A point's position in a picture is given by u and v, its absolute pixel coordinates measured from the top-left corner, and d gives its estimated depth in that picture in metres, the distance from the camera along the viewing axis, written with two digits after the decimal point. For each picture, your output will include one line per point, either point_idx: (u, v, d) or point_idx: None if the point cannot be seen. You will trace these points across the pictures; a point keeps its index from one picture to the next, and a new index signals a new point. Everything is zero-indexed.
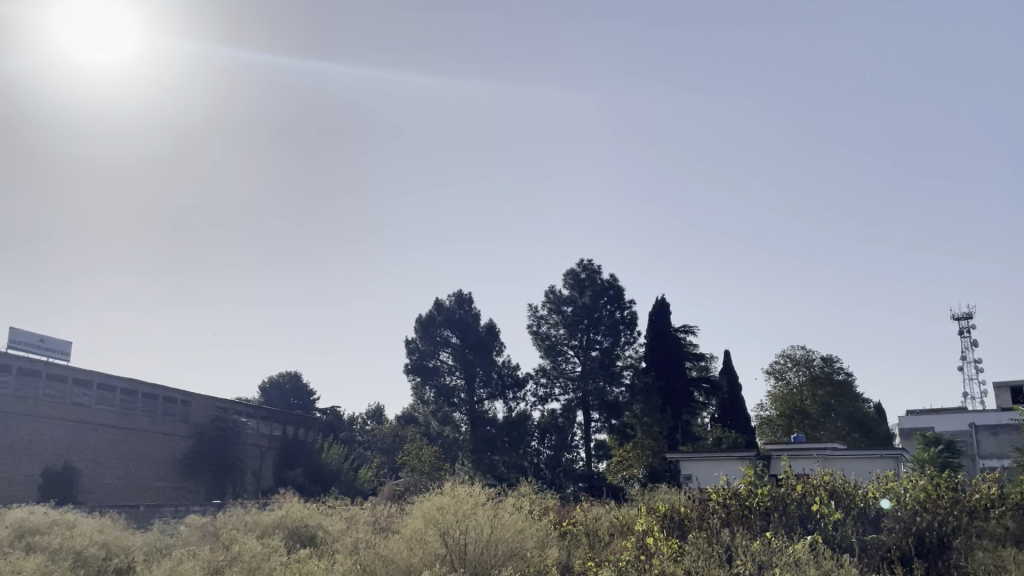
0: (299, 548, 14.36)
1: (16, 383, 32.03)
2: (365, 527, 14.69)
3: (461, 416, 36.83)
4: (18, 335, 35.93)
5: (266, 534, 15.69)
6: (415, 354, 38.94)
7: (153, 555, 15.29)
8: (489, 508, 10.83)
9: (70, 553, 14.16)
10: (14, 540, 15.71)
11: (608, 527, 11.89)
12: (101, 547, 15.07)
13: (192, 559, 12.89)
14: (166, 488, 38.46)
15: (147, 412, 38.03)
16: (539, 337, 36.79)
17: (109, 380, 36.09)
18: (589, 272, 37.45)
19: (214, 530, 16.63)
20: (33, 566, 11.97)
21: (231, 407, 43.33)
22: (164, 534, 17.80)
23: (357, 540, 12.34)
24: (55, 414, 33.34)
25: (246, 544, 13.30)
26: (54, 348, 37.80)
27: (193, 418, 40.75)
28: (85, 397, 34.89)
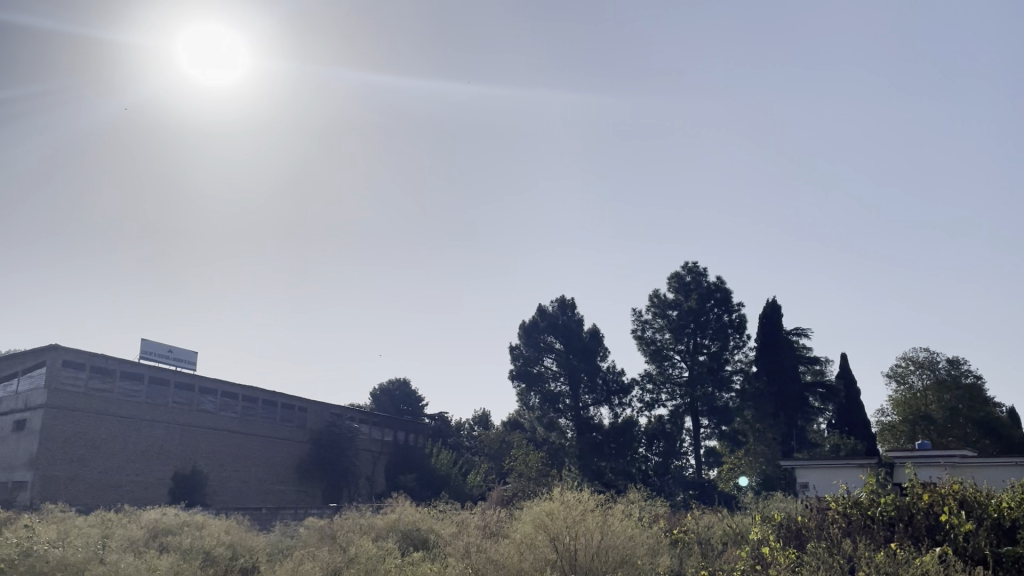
0: (412, 551, 14.72)
1: (148, 391, 34.07)
2: (476, 531, 14.90)
3: (567, 422, 36.97)
4: (149, 345, 38.24)
5: (380, 537, 16.15)
6: (520, 360, 39.34)
7: (275, 555, 16.00)
8: (598, 514, 10.79)
9: (200, 553, 14.99)
10: (149, 540, 16.72)
11: (721, 536, 11.66)
12: (228, 548, 15.87)
13: (311, 560, 13.41)
14: (286, 491, 40.11)
15: (267, 419, 39.80)
16: (644, 341, 36.41)
17: (231, 388, 37.97)
18: (694, 275, 36.78)
19: (332, 532, 17.24)
20: (166, 565, 12.73)
21: (344, 413, 44.82)
22: (285, 535, 18.56)
23: (469, 544, 12.53)
24: (184, 420, 35.29)
25: (362, 547, 13.73)
26: (182, 358, 40.06)
27: (309, 424, 42.38)
28: (210, 404, 36.84)
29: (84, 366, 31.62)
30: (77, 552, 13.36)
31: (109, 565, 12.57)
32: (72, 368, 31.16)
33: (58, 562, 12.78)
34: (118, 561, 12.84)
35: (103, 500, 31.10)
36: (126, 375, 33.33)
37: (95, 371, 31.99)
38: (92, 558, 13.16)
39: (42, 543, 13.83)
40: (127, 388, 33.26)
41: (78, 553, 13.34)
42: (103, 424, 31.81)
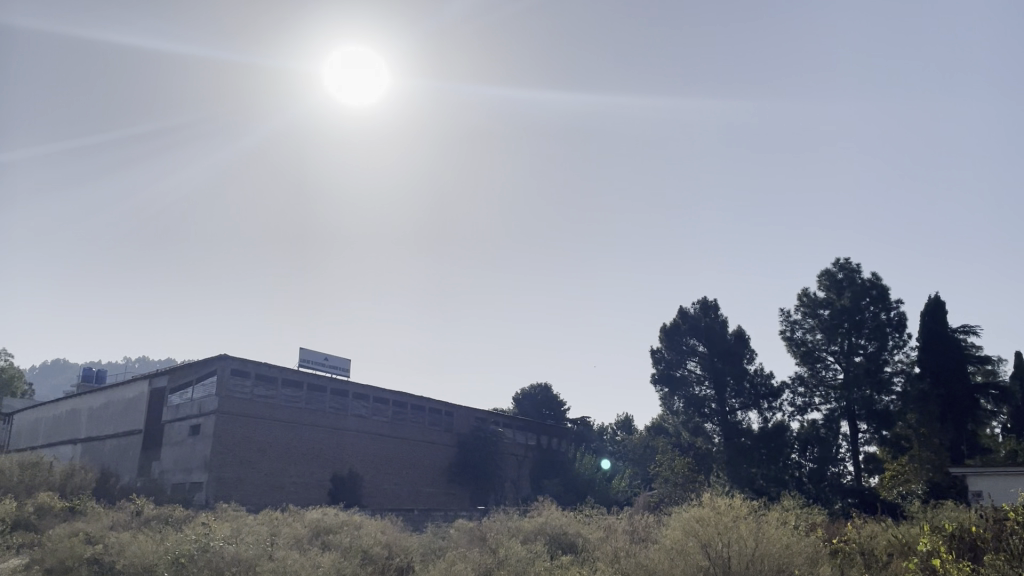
0: (561, 555, 14.81)
1: (307, 397, 36.04)
2: (624, 536, 14.83)
3: (713, 427, 36.07)
4: (307, 354, 40.52)
5: (528, 540, 16.35)
6: (662, 364, 38.95)
7: (427, 555, 16.56)
8: (752, 521, 10.50)
9: (358, 552, 15.72)
10: (312, 538, 17.73)
11: (886, 546, 11.05)
12: (384, 547, 16.59)
13: (464, 560, 13.79)
14: (436, 494, 41.37)
15: (416, 423, 41.24)
16: (794, 343, 35.05)
17: (382, 394, 39.65)
18: (847, 272, 35.07)
19: (482, 534, 17.67)
20: (327, 562, 13.43)
21: (489, 417, 45.74)
22: (438, 536, 19.17)
23: (617, 549, 12.50)
24: (340, 424, 37.15)
25: (512, 549, 13.96)
26: (337, 365, 42.18)
27: (455, 428, 43.56)
28: (364, 409, 38.63)
29: (250, 374, 33.85)
30: (249, 548, 14.36)
31: (276, 561, 13.42)
32: (239, 376, 33.44)
33: (233, 557, 13.79)
34: (285, 558, 13.67)
35: (270, 500, 33.13)
36: (287, 382, 35.43)
37: (259, 379, 34.20)
38: (261, 554, 14.10)
39: (218, 539, 14.95)
40: (288, 394, 35.34)
41: (249, 549, 14.31)
42: (267, 429, 33.93)
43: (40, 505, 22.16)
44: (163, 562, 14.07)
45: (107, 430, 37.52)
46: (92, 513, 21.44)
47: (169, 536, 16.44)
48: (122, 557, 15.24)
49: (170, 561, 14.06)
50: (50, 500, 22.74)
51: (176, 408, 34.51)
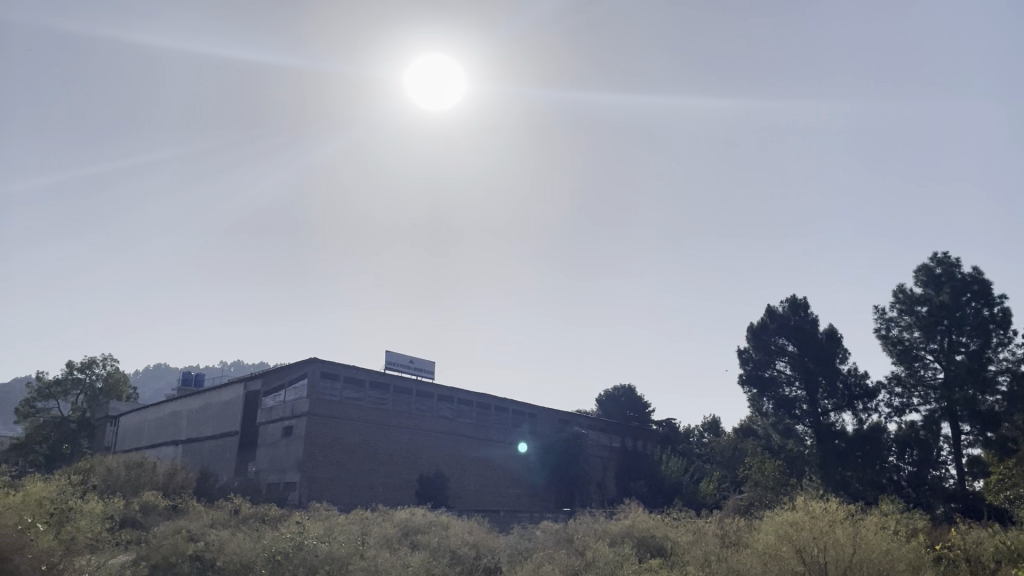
0: (649, 559, 14.67)
1: (393, 399, 36.71)
2: (714, 540, 14.60)
3: (805, 429, 35.17)
4: (393, 356, 41.31)
5: (615, 543, 16.25)
6: (749, 365, 38.03)
7: (514, 557, 16.67)
8: (848, 526, 10.20)
9: (446, 552, 15.93)
10: (402, 537, 18.11)
11: (994, 553, 10.55)
12: (472, 547, 16.79)
13: (552, 562, 13.82)
14: (521, 496, 41.56)
15: (500, 424, 41.53)
16: (890, 341, 33.76)
17: (466, 396, 40.10)
18: (945, 267, 33.60)
19: (568, 536, 17.67)
20: (416, 561, 13.66)
21: (572, 419, 45.65)
22: (525, 537, 19.28)
23: (708, 552, 12.30)
24: (427, 426, 37.74)
25: (599, 551, 13.90)
26: (422, 368, 42.85)
27: (539, 430, 43.66)
28: (449, 411, 39.11)
29: (339, 377, 34.73)
30: (341, 547, 14.75)
31: (367, 560, 13.72)
32: (329, 379, 34.34)
33: (326, 556, 14.19)
34: (376, 556, 13.98)
35: (360, 500, 33.93)
36: (374, 384, 36.21)
37: (348, 381, 35.06)
38: (353, 553, 14.46)
39: (311, 538, 15.39)
40: (376, 396, 36.12)
41: (340, 548, 14.69)
42: (356, 430, 34.75)
43: (146, 503, 23.29)
44: (261, 559, 14.58)
45: (206, 431, 39.09)
46: (194, 511, 22.41)
47: (265, 534, 17.03)
48: (223, 554, 15.88)
49: (267, 557, 14.57)
50: (155, 499, 23.88)
51: (270, 410, 35.68)
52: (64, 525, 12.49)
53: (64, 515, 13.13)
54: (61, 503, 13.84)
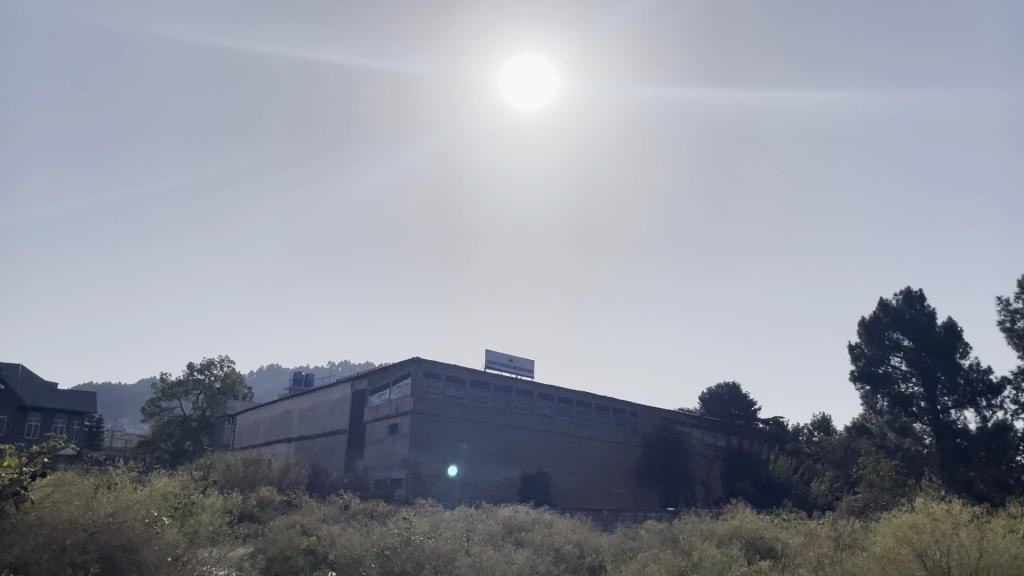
0: (759, 560, 14.27)
1: (494, 397, 37.05)
2: (826, 542, 14.10)
3: (924, 427, 33.42)
4: (493, 355, 41.72)
5: (723, 543, 15.90)
6: (861, 360, 36.52)
7: (619, 556, 16.55)
8: (975, 530, 9.69)
9: (551, 550, 15.97)
10: (505, 534, 18.29)
11: None
12: (576, 546, 16.76)
13: (657, 562, 13.64)
14: (624, 494, 41.34)
15: (601, 423, 41.33)
16: (1016, 334, 31.69)
17: (567, 394, 40.08)
18: None
19: (673, 536, 17.42)
20: (520, 558, 13.71)
21: (676, 417, 44.96)
22: (629, 536, 19.10)
23: (821, 555, 11.91)
24: (528, 424, 37.94)
25: (707, 551, 13.66)
26: (521, 366, 43.09)
27: (641, 428, 43.22)
28: (549, 409, 39.19)
29: (441, 376, 35.28)
30: (447, 543, 14.98)
31: (473, 557, 13.86)
32: (431, 378, 34.94)
33: (432, 551, 14.45)
34: (480, 553, 14.13)
35: (464, 497, 34.44)
36: (476, 383, 36.67)
37: (450, 380, 35.57)
38: (458, 549, 14.67)
39: (418, 533, 15.70)
40: (477, 395, 36.55)
41: (446, 544, 14.92)
42: (459, 427, 35.26)
43: (262, 498, 24.34)
44: (371, 554, 14.98)
45: (316, 429, 40.48)
46: (306, 506, 23.25)
47: (373, 529, 17.47)
48: (334, 548, 16.42)
49: (377, 552, 14.96)
50: (271, 494, 24.91)
51: (376, 408, 36.64)
52: (188, 518, 13.19)
53: (188, 509, 13.86)
54: (183, 498, 14.58)
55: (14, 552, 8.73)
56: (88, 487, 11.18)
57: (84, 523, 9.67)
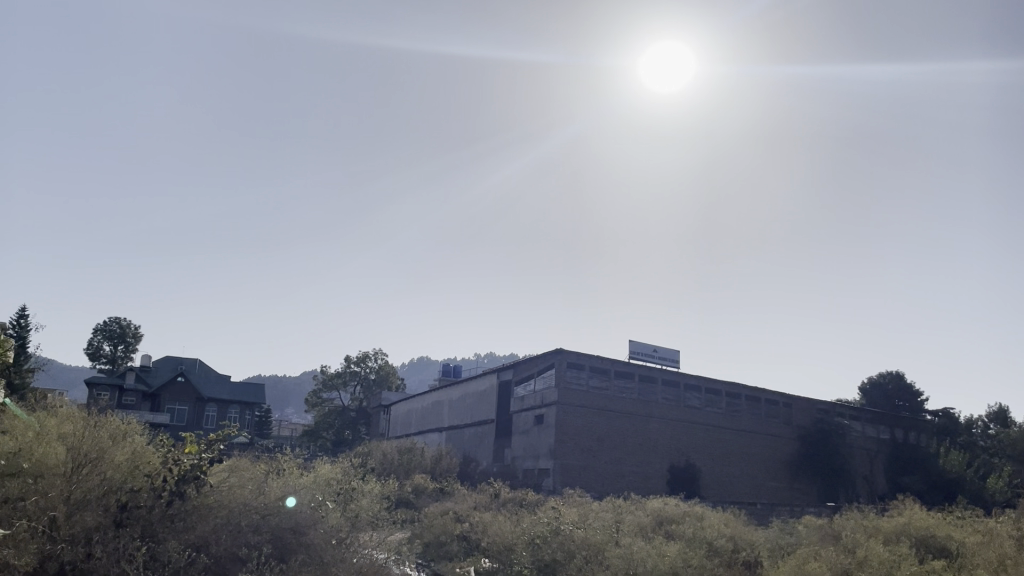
0: (932, 560, 13.31)
1: (638, 388, 36.62)
2: (1010, 543, 12.93)
3: None
4: (637, 346, 41.24)
5: (890, 541, 14.97)
6: None
7: (777, 552, 15.91)
8: None
9: (703, 543, 15.57)
10: (656, 527, 18.01)
11: None
12: (729, 540, 16.24)
13: (817, 559, 12.95)
14: (778, 488, 39.94)
15: (753, 414, 40.00)
16: None
17: (715, 385, 39.01)
18: None
19: (834, 532, 16.57)
20: (672, 551, 13.38)
21: (833, 408, 42.85)
22: (784, 532, 18.36)
23: (1003, 556, 10.93)
24: (674, 415, 37.23)
25: (873, 549, 12.87)
26: (667, 357, 42.38)
27: (796, 420, 41.53)
28: (697, 400, 38.32)
29: (585, 367, 35.18)
30: (596, 534, 14.89)
31: (623, 549, 13.69)
32: (575, 369, 34.92)
33: (583, 542, 14.42)
34: (630, 545, 13.92)
35: (611, 488, 34.36)
36: (620, 374, 36.36)
37: (594, 371, 35.44)
38: (608, 540, 14.51)
39: (568, 523, 15.76)
40: (621, 386, 36.24)
41: (596, 535, 14.82)
42: (604, 418, 35.08)
43: (416, 486, 25.20)
44: (521, 543, 15.21)
45: (465, 420, 41.46)
46: (458, 494, 23.88)
47: (523, 518, 17.65)
48: (486, 536, 16.80)
49: (528, 541, 15.13)
50: (424, 482, 25.73)
51: (521, 399, 37.10)
52: (349, 503, 13.84)
53: (349, 494, 14.56)
54: (345, 484, 15.35)
55: (197, 532, 9.44)
56: (260, 472, 11.95)
57: (256, 506, 10.34)
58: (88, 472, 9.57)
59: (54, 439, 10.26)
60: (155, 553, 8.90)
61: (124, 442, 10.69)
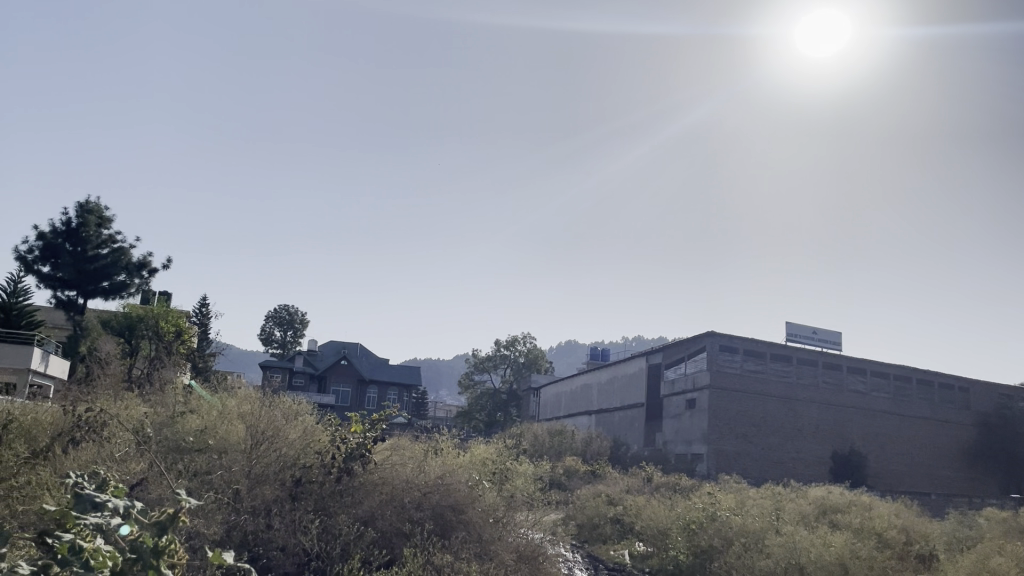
0: None
1: (797, 372, 35.12)
2: None
3: None
4: (795, 328, 39.50)
5: None
6: None
7: (955, 546, 14.82)
8: None
9: (872, 534, 14.73)
10: (819, 516, 17.20)
11: None
12: (901, 531, 15.27)
13: (1002, 553, 11.93)
14: (954, 478, 37.35)
15: (925, 399, 37.44)
16: None
17: (882, 368, 36.78)
18: None
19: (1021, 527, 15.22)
20: (839, 542, 12.69)
21: (1017, 393, 39.43)
22: (963, 524, 17.10)
23: None
24: (837, 400, 35.44)
25: None
26: (827, 339, 40.39)
27: (974, 406, 38.56)
28: (862, 383, 36.29)
29: (738, 350, 34.09)
30: (755, 521, 14.36)
31: (785, 537, 13.16)
32: (729, 352, 33.90)
33: (741, 528, 13.96)
34: (793, 533, 13.32)
35: (769, 475, 33.25)
36: (776, 357, 35.03)
37: (748, 354, 34.29)
38: (768, 527, 13.98)
39: (724, 509, 15.35)
40: (778, 369, 34.91)
41: (755, 522, 14.31)
42: (760, 402, 33.91)
43: (568, 467, 25.37)
44: (677, 527, 15.01)
45: (616, 403, 41.22)
46: (610, 477, 23.84)
47: (678, 503, 17.36)
48: (640, 519, 16.68)
49: (683, 527, 14.91)
50: (576, 464, 25.82)
51: (672, 383, 36.50)
52: (505, 483, 14.12)
53: (504, 474, 14.83)
54: (500, 463, 15.63)
55: (364, 507, 9.89)
56: (418, 451, 12.36)
57: (419, 483, 10.72)
58: (266, 447, 10.26)
59: (235, 418, 11.12)
60: (327, 525, 9.38)
61: (297, 420, 11.42)
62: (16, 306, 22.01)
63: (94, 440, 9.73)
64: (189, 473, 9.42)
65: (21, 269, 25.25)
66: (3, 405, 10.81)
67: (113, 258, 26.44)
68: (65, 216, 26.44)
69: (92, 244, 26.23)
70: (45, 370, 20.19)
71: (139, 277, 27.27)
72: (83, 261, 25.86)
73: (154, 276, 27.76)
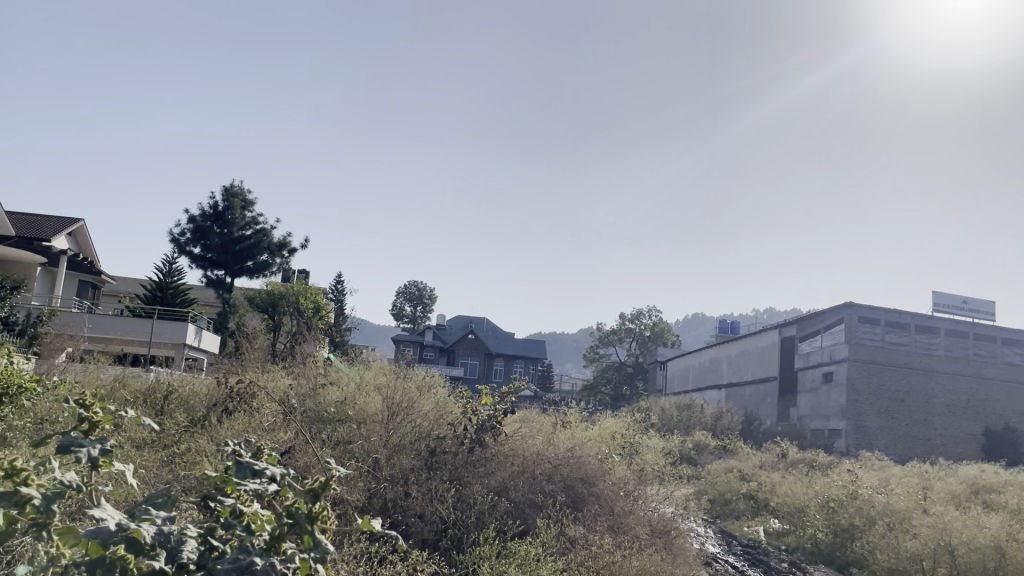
0: None
1: (945, 343, 33.11)
2: None
3: None
4: (943, 298, 37.08)
5: None
6: None
7: None
8: None
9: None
10: (972, 495, 16.14)
11: None
12: None
13: None
14: None
15: None
16: None
17: None
18: None
19: None
20: (996, 523, 11.83)
21: None
22: None
23: None
24: (990, 373, 33.15)
25: None
26: (978, 308, 37.73)
27: None
28: (1018, 356, 33.83)
29: (880, 321, 32.38)
30: (901, 500, 13.63)
31: (934, 516, 12.44)
32: (869, 323, 32.26)
33: (885, 508, 13.27)
34: (943, 513, 12.55)
35: (914, 452, 31.51)
36: (921, 328, 33.09)
37: (890, 325, 32.53)
38: (915, 507, 13.23)
39: (867, 487, 14.65)
40: (923, 341, 33.00)
41: (900, 501, 13.59)
42: (905, 376, 32.13)
43: (698, 443, 24.92)
44: (816, 505, 14.58)
45: (747, 376, 40.10)
46: (743, 452, 23.18)
47: (816, 480, 16.75)
48: (776, 496, 16.23)
49: (822, 505, 14.44)
50: (706, 439, 25.33)
51: (807, 356, 35.09)
52: (634, 455, 14.08)
53: (633, 447, 14.70)
54: (629, 437, 15.49)
55: (496, 477, 10.03)
56: (548, 423, 12.49)
57: (549, 456, 10.82)
58: (402, 418, 10.64)
59: (371, 390, 11.58)
60: (461, 494, 9.57)
61: (430, 393, 11.77)
62: (172, 285, 23.66)
63: (245, 410, 10.33)
64: (332, 443, 9.88)
65: (175, 251, 27.10)
66: (165, 376, 11.69)
67: (256, 239, 27.92)
68: (213, 201, 28.16)
69: (237, 226, 27.77)
70: (199, 345, 21.67)
71: (280, 257, 28.68)
72: (230, 241, 27.46)
73: (294, 255, 29.11)
